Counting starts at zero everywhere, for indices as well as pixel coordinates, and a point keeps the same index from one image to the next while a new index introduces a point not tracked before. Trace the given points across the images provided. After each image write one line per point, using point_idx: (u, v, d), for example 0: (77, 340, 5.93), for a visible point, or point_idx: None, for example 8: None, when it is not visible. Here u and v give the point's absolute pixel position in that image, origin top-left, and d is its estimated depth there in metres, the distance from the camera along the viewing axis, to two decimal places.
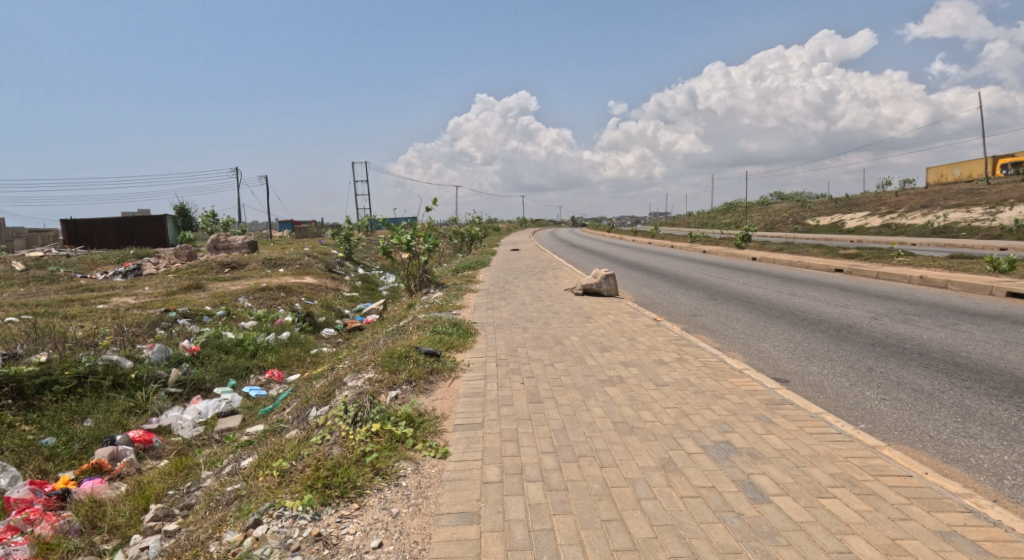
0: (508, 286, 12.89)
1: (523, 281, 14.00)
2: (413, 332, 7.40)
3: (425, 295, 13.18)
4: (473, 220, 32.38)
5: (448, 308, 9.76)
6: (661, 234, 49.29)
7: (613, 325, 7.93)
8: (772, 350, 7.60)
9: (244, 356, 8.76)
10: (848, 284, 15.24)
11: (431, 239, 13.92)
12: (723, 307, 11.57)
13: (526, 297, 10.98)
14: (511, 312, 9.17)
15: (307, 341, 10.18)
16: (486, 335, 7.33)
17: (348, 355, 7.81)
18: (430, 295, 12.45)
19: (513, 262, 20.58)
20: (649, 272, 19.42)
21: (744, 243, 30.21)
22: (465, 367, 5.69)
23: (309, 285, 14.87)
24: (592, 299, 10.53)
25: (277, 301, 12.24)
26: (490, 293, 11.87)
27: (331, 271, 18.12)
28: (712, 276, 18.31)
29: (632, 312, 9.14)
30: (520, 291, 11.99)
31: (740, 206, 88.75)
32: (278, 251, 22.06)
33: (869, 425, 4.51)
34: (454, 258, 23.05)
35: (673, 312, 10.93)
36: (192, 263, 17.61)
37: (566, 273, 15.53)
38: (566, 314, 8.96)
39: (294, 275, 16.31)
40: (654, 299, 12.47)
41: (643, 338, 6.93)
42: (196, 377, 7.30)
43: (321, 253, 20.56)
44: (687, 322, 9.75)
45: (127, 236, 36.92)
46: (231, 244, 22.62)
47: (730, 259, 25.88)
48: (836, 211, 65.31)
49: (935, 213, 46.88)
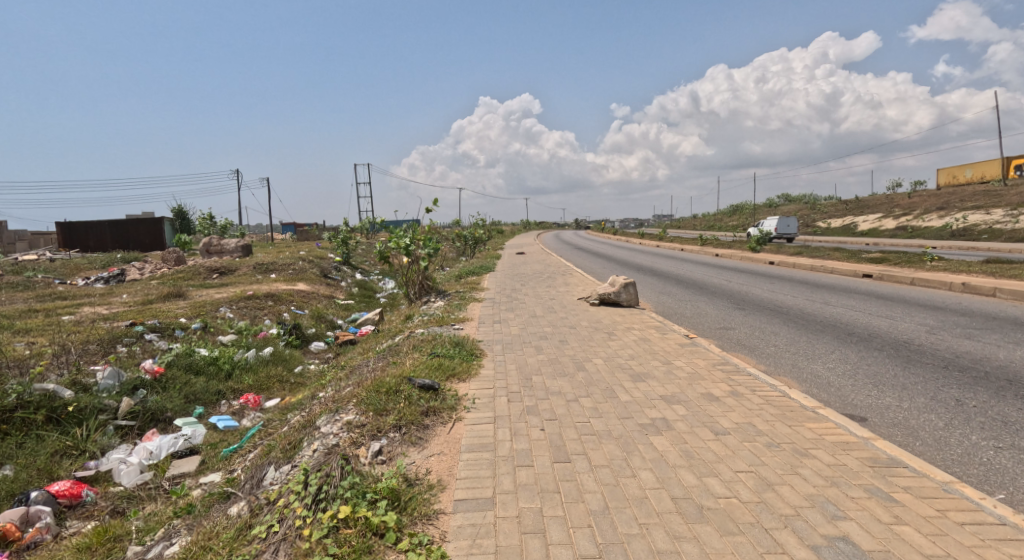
0: (516, 295, 11.78)
1: (531, 289, 12.89)
2: (408, 355, 6.31)
3: (425, 304, 12.08)
4: (478, 222, 31.27)
5: (451, 321, 8.67)
6: (670, 236, 48.18)
7: (640, 345, 6.84)
8: (829, 375, 6.47)
9: (218, 379, 7.67)
10: (883, 291, 14.05)
11: (431, 243, 12.84)
12: (755, 319, 10.43)
13: (537, 308, 9.86)
14: (522, 327, 8.09)
15: (292, 358, 9.06)
16: (494, 358, 6.24)
17: (334, 380, 6.72)
18: (431, 305, 11.37)
19: (520, 266, 19.47)
20: (664, 278, 18.31)
21: (758, 246, 29.05)
22: (470, 406, 4.57)
23: (302, 294, 13.81)
24: (611, 311, 9.42)
25: (263, 312, 11.17)
26: (497, 303, 10.77)
27: (326, 277, 17.06)
28: (732, 282, 17.17)
29: (658, 327, 8.03)
30: (529, 301, 10.89)
31: (748, 207, 87.48)
32: (273, 255, 21.08)
33: (1005, 495, 3.40)
34: (458, 263, 21.98)
35: (700, 325, 9.80)
36: (179, 268, 16.56)
37: (578, 279, 14.43)
38: (584, 330, 7.86)
39: (286, 281, 15.25)
40: (677, 309, 11.34)
41: (680, 363, 5.83)
42: (153, 407, 6.21)
43: (317, 258, 19.50)
44: (720, 338, 8.62)
45: (123, 238, 36.00)
46: (224, 248, 21.57)
47: (746, 264, 24.70)
48: (847, 213, 63.99)
49: (952, 216, 45.60)
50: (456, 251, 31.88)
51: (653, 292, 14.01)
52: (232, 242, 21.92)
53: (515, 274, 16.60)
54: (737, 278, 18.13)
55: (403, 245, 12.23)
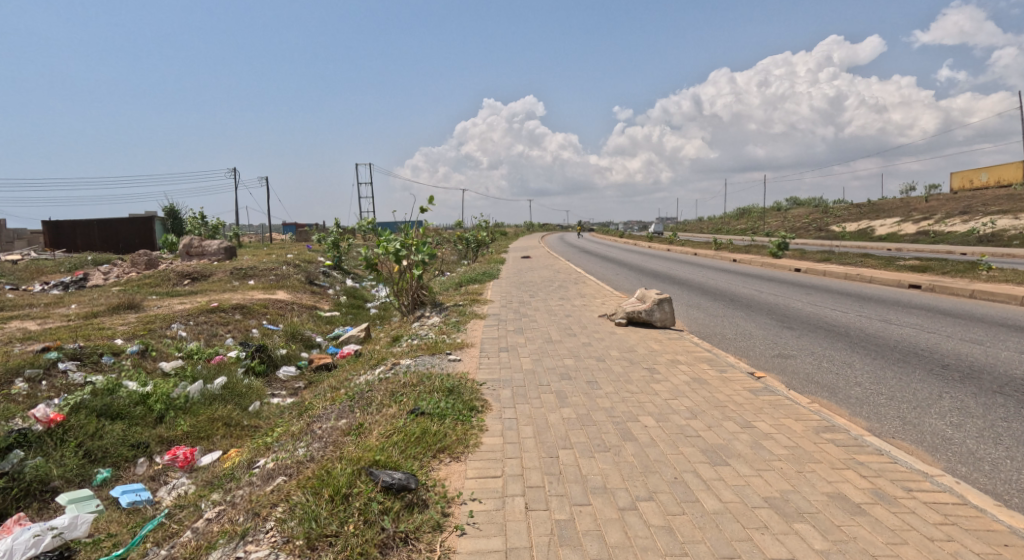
0: (525, 310, 10.03)
1: (541, 302, 11.15)
2: (383, 407, 4.55)
3: (418, 320, 10.34)
4: (480, 224, 29.48)
5: (445, 349, 6.93)
6: (680, 240, 46.56)
7: (697, 392, 5.10)
8: (960, 435, 4.75)
9: (145, 425, 5.91)
10: (944, 308, 12.27)
11: (426, 249, 11.10)
12: (813, 345, 8.68)
13: (551, 329, 8.10)
14: (534, 359, 6.35)
15: (249, 390, 7.27)
16: (501, 414, 4.49)
17: (284, 436, 4.96)
18: (424, 323, 9.67)
19: (527, 273, 17.76)
20: (686, 287, 16.57)
21: (779, 251, 27.26)
22: (465, 525, 2.83)
23: (280, 305, 12.08)
24: (643, 336, 7.68)
25: (225, 330, 9.45)
26: (503, 321, 9.03)
27: (311, 284, 15.33)
28: (765, 293, 15.43)
29: (710, 361, 6.29)
30: (540, 317, 9.17)
31: (757, 211, 85.83)
32: (259, 258, 19.44)
33: None
34: (458, 269, 20.30)
35: (750, 351, 8.07)
36: (148, 272, 14.85)
37: (594, 291, 12.71)
38: (616, 366, 6.10)
39: (265, 289, 13.57)
40: (716, 330, 9.59)
41: (769, 431, 4.10)
42: (30, 476, 4.58)
43: (304, 262, 17.82)
44: (784, 374, 6.86)
45: (112, 238, 34.41)
46: (205, 250, 19.89)
47: (770, 271, 22.98)
48: (862, 218, 62.09)
49: (977, 222, 43.70)
50: (457, 255, 30.13)
51: (681, 306, 12.26)
52: (214, 243, 20.15)
53: (521, 282, 14.86)
54: (770, 289, 16.36)
55: (393, 249, 10.47)
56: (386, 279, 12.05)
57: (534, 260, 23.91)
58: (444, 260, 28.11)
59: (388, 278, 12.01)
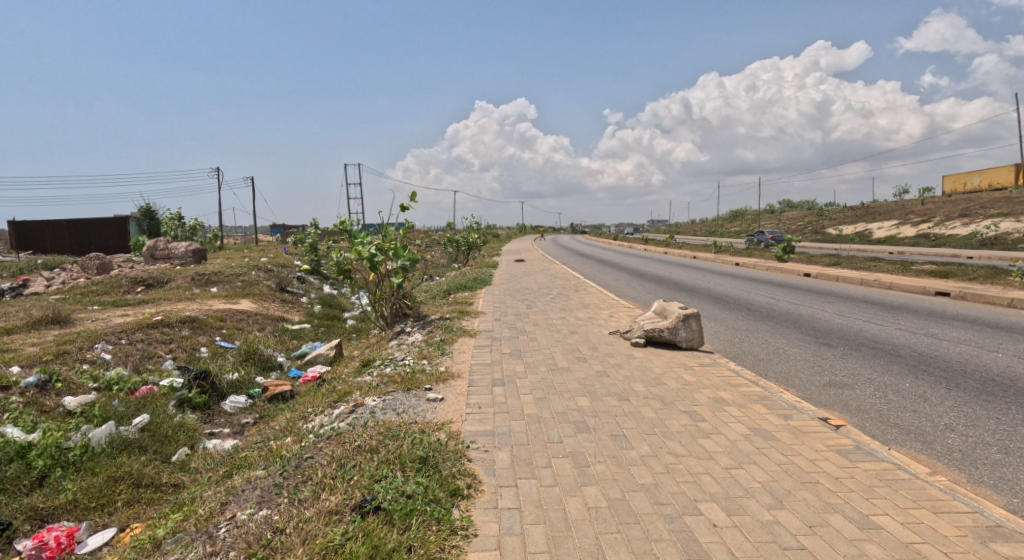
0: (522, 325, 8.58)
1: (540, 314, 9.74)
2: (322, 495, 3.12)
3: (397, 337, 8.88)
4: (471, 226, 27.98)
5: (423, 383, 5.47)
6: (676, 243, 45.41)
7: (769, 457, 3.70)
8: None
9: (15, 493, 4.40)
10: (991, 320, 10.98)
11: (407, 252, 9.61)
12: (866, 369, 7.32)
13: (555, 352, 6.66)
14: (539, 400, 4.89)
15: (175, 433, 5.66)
16: (496, 503, 3.08)
17: (187, 521, 3.47)
18: (404, 341, 8.22)
19: (521, 279, 16.34)
20: (696, 296, 15.21)
21: (783, 255, 26.02)
22: None
23: (241, 317, 10.55)
24: (668, 364, 6.27)
25: (166, 350, 7.90)
26: (497, 339, 7.59)
27: (283, 292, 13.80)
28: (783, 302, 14.10)
29: (765, 402, 4.90)
30: (541, 335, 7.76)
31: (750, 214, 85.13)
32: (230, 262, 17.87)
33: None
34: (447, 275, 18.86)
35: (796, 380, 6.73)
36: (98, 277, 13.26)
37: (598, 301, 11.31)
38: (645, 410, 4.68)
39: (228, 298, 12.05)
40: (747, 351, 8.21)
41: (908, 539, 2.73)
42: None
43: (278, 267, 16.30)
44: (851, 413, 5.47)
45: (83, 239, 32.62)
46: (171, 253, 18.28)
47: (779, 276, 21.72)
48: (858, 220, 61.23)
49: (977, 226, 42.83)
50: (446, 259, 28.64)
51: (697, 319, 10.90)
52: (180, 245, 18.51)
53: (516, 290, 13.41)
54: (787, 297, 15.02)
55: (369, 254, 8.98)
56: (363, 288, 10.57)
57: (527, 264, 22.49)
58: (433, 263, 26.61)
59: (365, 286, 10.52)
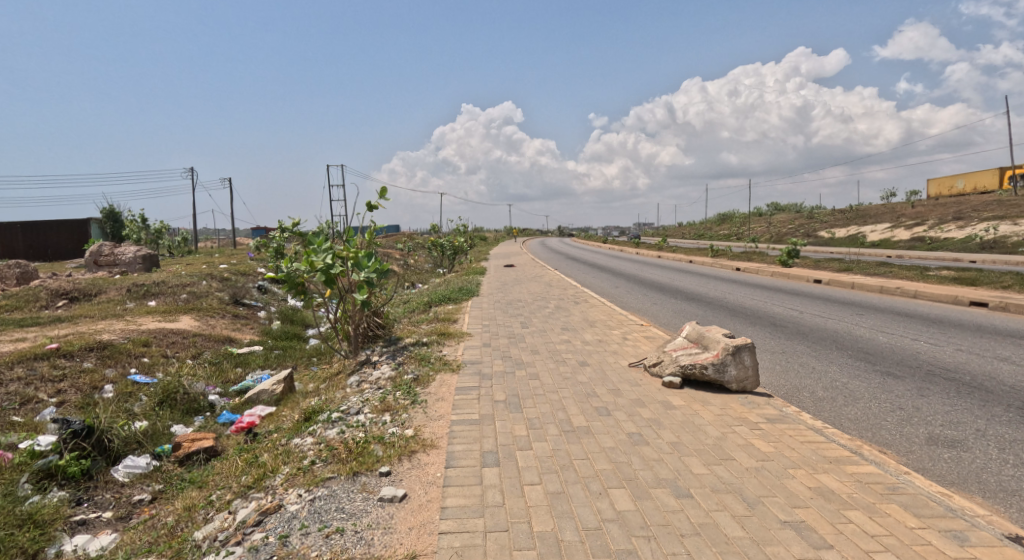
0: (517, 353, 6.82)
1: (537, 337, 8.00)
2: None
3: (358, 370, 7.05)
4: (456, 229, 26.24)
5: (379, 463, 3.70)
6: (667, 245, 44.03)
7: None
8: None
9: None
10: None
11: (376, 259, 7.74)
12: (963, 412, 5.64)
13: (566, 402, 4.92)
14: (555, 501, 3.18)
15: (2, 538, 3.81)
16: None
17: None
18: (366, 377, 6.45)
19: (511, 288, 14.58)
20: (708, 307, 13.56)
21: (787, 260, 24.53)
22: None
23: (173, 340, 8.69)
24: (724, 419, 4.54)
25: (51, 396, 6.09)
26: (485, 377, 5.82)
27: (236, 305, 11.94)
28: (809, 315, 12.48)
29: (901, 498, 3.17)
30: (543, 372, 6.01)
31: (739, 216, 84.36)
32: (185, 269, 15.97)
33: None
34: (430, 285, 17.09)
35: (886, 433, 5.05)
36: (15, 288, 11.33)
37: (603, 318, 9.61)
38: (725, 522, 2.95)
39: (166, 315, 10.20)
40: (799, 388, 6.49)
41: None
42: None
43: (237, 275, 14.42)
44: (1001, 500, 3.73)
45: (40, 244, 30.41)
46: (119, 259, 16.33)
47: (788, 283, 20.19)
48: (849, 223, 60.31)
49: (973, 228, 41.86)
50: (430, 265, 26.83)
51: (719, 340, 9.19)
52: (129, 250, 16.57)
53: (507, 303, 11.66)
54: (810, 308, 13.42)
55: (325, 260, 7.14)
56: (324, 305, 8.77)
57: (517, 270, 20.76)
58: (414, 270, 24.80)
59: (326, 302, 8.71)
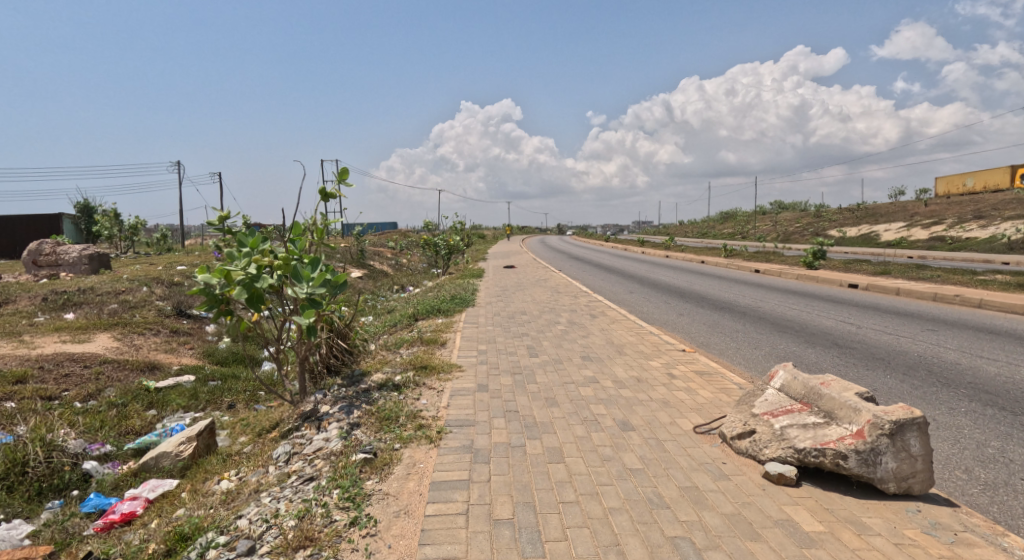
0: (525, 407, 4.74)
1: (551, 373, 5.91)
2: None
3: (290, 437, 4.81)
4: (452, 226, 24.08)
5: None
6: (674, 243, 41.85)
7: None
8: None
9: None
10: None
11: (322, 268, 5.23)
12: None
13: (620, 533, 2.87)
14: None
15: None
16: None
17: None
18: (304, 446, 4.36)
19: (513, 295, 12.48)
20: (746, 320, 11.47)
21: (812, 261, 22.40)
22: None
23: (66, 372, 6.56)
24: None
25: None
26: (479, 459, 3.75)
27: (179, 317, 9.83)
28: (871, 331, 10.38)
29: None
30: (567, 449, 3.92)
31: (743, 214, 82.30)
32: (135, 271, 13.81)
33: None
34: (419, 291, 14.99)
35: None
36: None
37: (632, 342, 7.52)
38: None
39: (79, 334, 8.09)
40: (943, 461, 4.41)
41: None
42: None
43: (191, 280, 12.28)
44: None
45: (4, 241, 28.20)
46: (60, 259, 14.19)
47: (821, 288, 18.06)
48: (860, 222, 58.19)
49: (996, 228, 39.72)
50: (423, 265, 24.67)
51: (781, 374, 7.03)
52: (74, 248, 14.48)
53: (507, 316, 9.56)
54: (868, 322, 11.34)
55: (265, 284, 4.74)
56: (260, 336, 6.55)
57: (518, 273, 18.64)
58: (406, 271, 22.63)
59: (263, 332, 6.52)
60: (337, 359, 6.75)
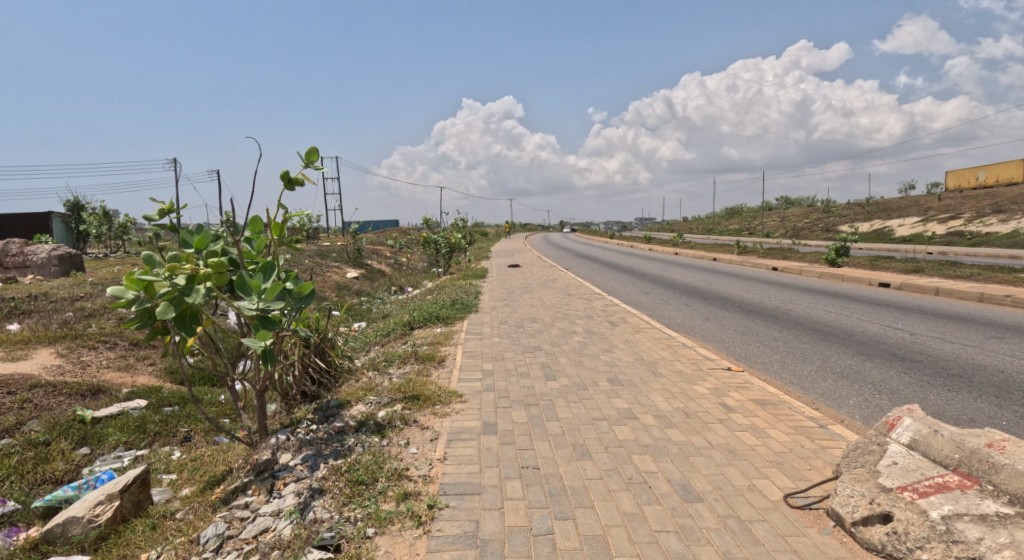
0: (548, 462, 3.57)
1: (575, 403, 4.73)
2: None
3: (230, 505, 3.49)
4: (454, 223, 22.82)
5: None
6: (684, 239, 40.48)
7: None
8: None
9: None
10: None
11: (278, 274, 4.04)
12: None
13: None
14: None
15: None
16: None
17: None
18: (248, 522, 3.17)
19: (520, 299, 11.27)
20: (780, 326, 10.27)
21: (835, 258, 21.13)
22: None
23: None
24: None
25: None
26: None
27: None
28: (926, 338, 9.17)
29: None
30: (615, 541, 2.75)
31: (750, 210, 80.80)
32: (107, 274, 12.62)
33: None
34: (419, 293, 13.78)
35: None
36: None
37: (665, 359, 6.32)
38: None
39: (15, 350, 6.90)
40: None
41: None
42: None
43: None
44: None
45: None
46: (27, 260, 13.03)
47: (850, 287, 16.80)
48: (873, 217, 56.72)
49: (1018, 222, 38.17)
50: (424, 264, 23.42)
51: (849, 400, 5.77)
52: (42, 249, 13.31)
53: (517, 325, 8.36)
54: (918, 327, 10.13)
55: (199, 301, 3.49)
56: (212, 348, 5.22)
57: (524, 273, 17.38)
58: (405, 270, 21.40)
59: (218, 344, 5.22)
60: (313, 383, 5.59)
